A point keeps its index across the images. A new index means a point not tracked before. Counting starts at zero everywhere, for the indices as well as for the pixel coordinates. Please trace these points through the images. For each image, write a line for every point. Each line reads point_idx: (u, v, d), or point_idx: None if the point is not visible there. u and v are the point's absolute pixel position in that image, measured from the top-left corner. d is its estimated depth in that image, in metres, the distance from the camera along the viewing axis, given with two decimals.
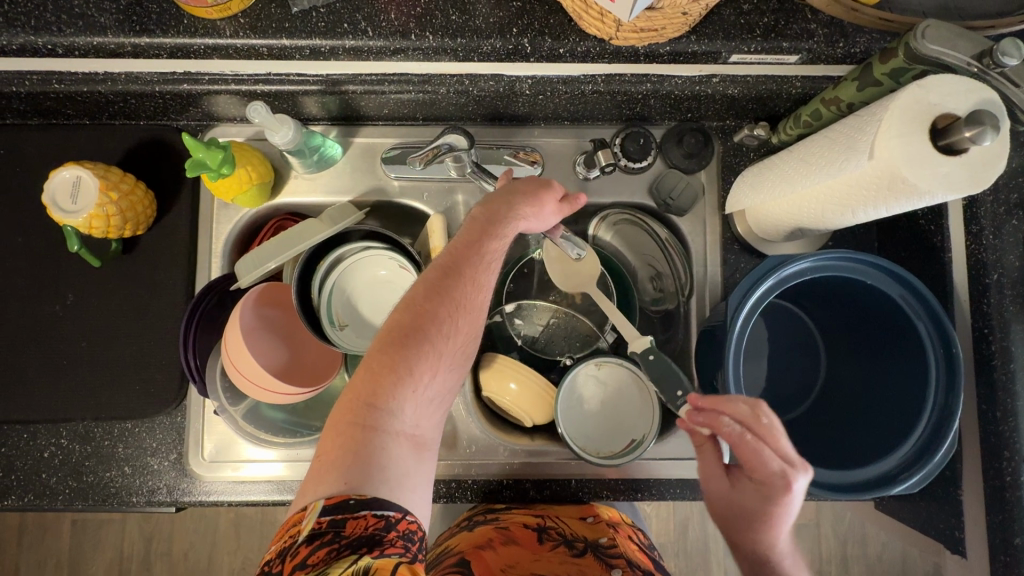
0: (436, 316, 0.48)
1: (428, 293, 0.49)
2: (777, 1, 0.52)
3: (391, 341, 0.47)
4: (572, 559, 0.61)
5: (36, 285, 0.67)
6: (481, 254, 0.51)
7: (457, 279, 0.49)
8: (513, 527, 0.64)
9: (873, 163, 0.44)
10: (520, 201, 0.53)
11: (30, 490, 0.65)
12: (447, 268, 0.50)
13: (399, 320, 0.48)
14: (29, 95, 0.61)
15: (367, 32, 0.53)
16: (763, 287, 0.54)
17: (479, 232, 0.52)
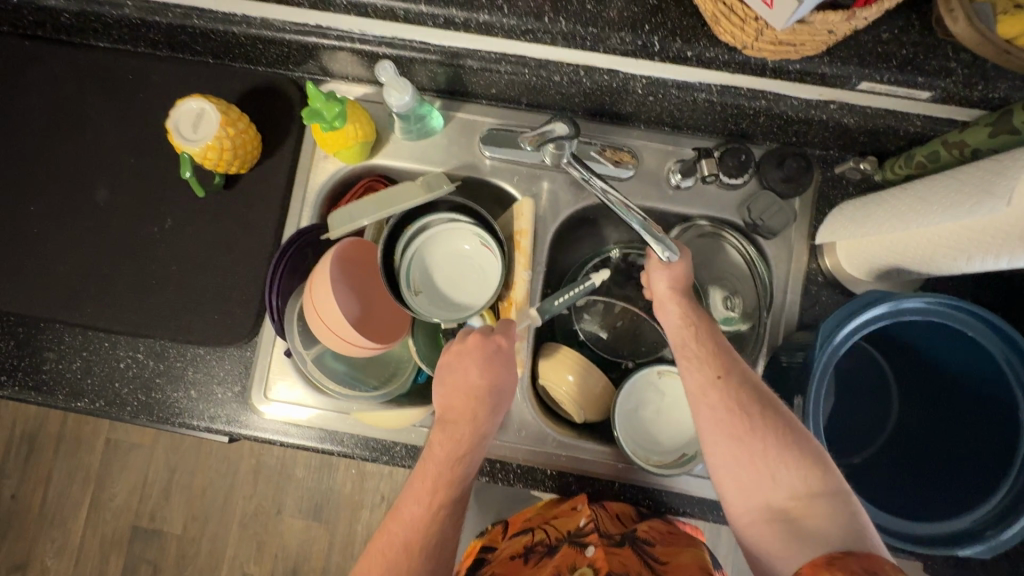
0: (425, 551, 0.54)
1: (416, 503, 0.56)
2: (920, 35, 0.51)
3: (382, 562, 0.54)
4: (549, 559, 0.57)
5: (139, 205, 0.70)
6: (447, 460, 0.57)
7: (443, 487, 0.56)
8: (498, 570, 0.60)
9: (1010, 211, 0.43)
10: (493, 370, 0.59)
11: (102, 396, 0.69)
12: (431, 487, 0.56)
13: (390, 550, 0.54)
14: (168, 26, 0.65)
15: (502, 9, 0.54)
16: (865, 318, 0.52)
17: (454, 419, 0.58)
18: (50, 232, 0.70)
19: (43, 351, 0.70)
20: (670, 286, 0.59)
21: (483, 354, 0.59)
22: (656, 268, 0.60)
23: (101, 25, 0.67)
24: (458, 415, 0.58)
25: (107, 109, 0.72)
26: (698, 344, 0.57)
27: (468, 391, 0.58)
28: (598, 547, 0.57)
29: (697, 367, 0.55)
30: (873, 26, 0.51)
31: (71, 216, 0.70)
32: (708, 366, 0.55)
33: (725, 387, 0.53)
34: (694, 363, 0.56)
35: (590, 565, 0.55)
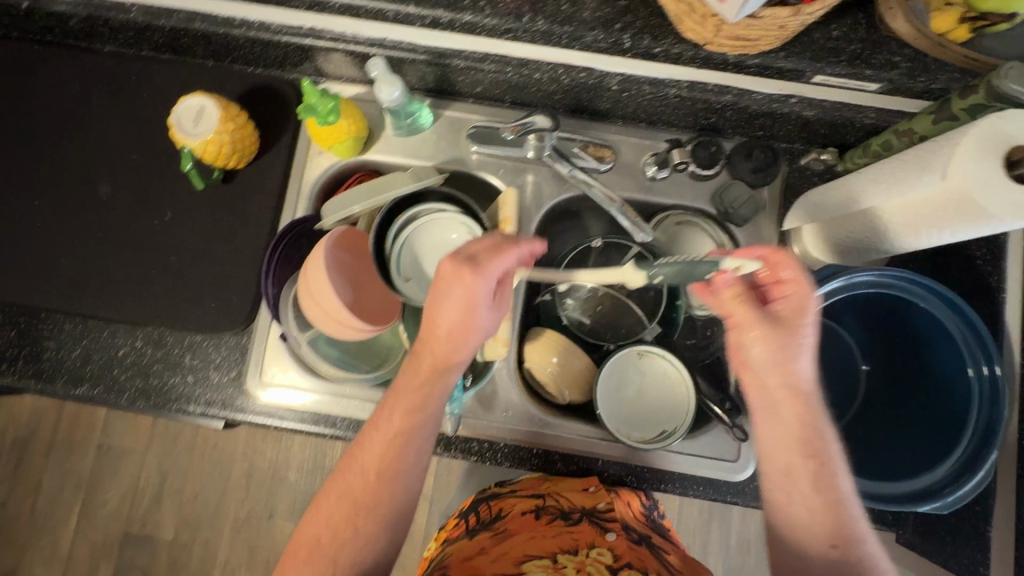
0: (385, 483, 0.53)
1: (380, 440, 0.54)
2: (866, 32, 0.56)
3: (343, 491, 0.54)
4: (566, 528, 0.62)
5: (140, 199, 0.73)
6: (411, 402, 0.54)
7: (407, 428, 0.54)
8: (510, 522, 0.64)
9: (944, 183, 0.47)
10: (477, 323, 0.53)
11: (101, 383, 0.71)
12: (396, 425, 0.54)
13: (353, 479, 0.53)
14: (172, 29, 0.69)
15: (484, 10, 0.58)
16: (830, 287, 0.57)
17: (422, 359, 0.54)
18: (54, 226, 0.73)
19: (43, 340, 0.72)
20: (788, 401, 0.49)
21: (467, 312, 0.51)
22: (773, 327, 0.48)
23: (107, 28, 0.71)
24: (423, 349, 0.54)
25: (112, 109, 0.75)
26: (814, 489, 0.48)
27: (441, 344, 0.53)
28: (619, 536, 0.62)
29: (813, 527, 0.47)
30: (824, 24, 0.56)
31: (75, 211, 0.73)
32: (823, 530, 0.47)
33: (840, 557, 0.47)
34: (810, 520, 0.47)
35: (610, 550, 0.60)
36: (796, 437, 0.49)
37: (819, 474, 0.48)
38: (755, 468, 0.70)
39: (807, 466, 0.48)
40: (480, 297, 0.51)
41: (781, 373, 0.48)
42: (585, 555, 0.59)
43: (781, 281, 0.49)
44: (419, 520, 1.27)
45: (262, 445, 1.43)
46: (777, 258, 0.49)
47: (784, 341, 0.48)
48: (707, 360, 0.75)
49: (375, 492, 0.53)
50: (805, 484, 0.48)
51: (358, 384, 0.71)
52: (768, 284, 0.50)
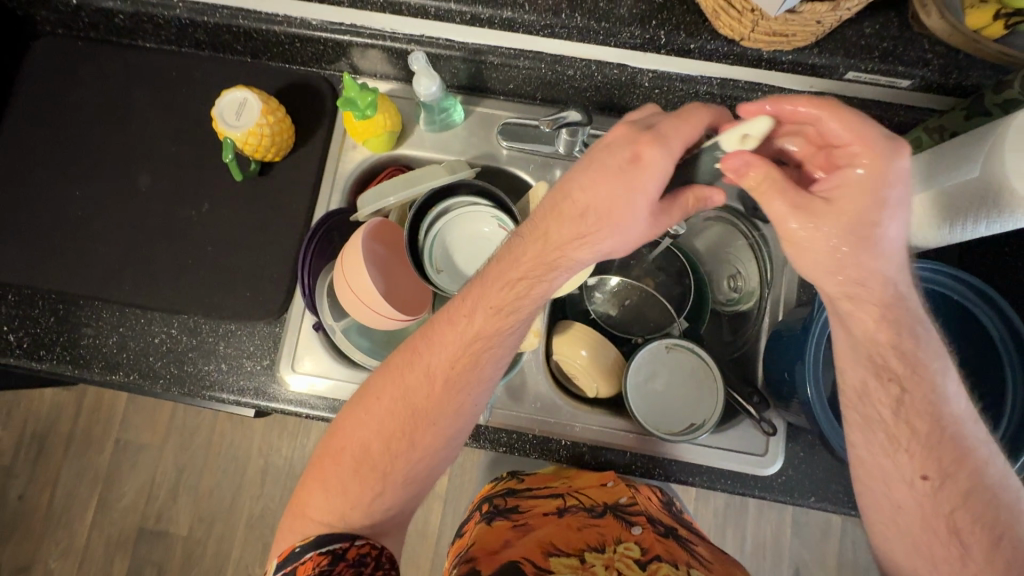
0: (455, 393, 0.54)
1: (454, 344, 0.53)
2: (898, 29, 0.57)
3: (410, 398, 0.54)
4: (590, 523, 0.61)
5: (178, 190, 0.75)
6: (502, 304, 0.51)
7: (488, 335, 0.53)
8: (531, 517, 0.63)
9: (982, 173, 0.49)
10: (620, 217, 0.47)
11: (137, 369, 0.72)
12: (477, 332, 0.52)
13: (421, 383, 0.53)
14: (215, 26, 0.71)
15: (523, 6, 0.60)
16: None
17: (535, 250, 0.50)
18: (93, 216, 0.75)
19: (81, 326, 0.73)
20: (875, 304, 0.46)
21: (629, 202, 0.47)
22: (836, 203, 0.42)
23: (152, 25, 0.73)
24: (535, 242, 0.50)
25: (152, 103, 0.77)
26: (912, 415, 0.48)
27: (560, 244, 0.49)
28: (645, 529, 0.61)
29: (902, 458, 0.48)
30: (857, 22, 0.58)
31: (115, 201, 0.75)
32: (914, 461, 0.48)
33: (933, 490, 0.48)
34: (894, 453, 0.48)
35: (637, 543, 0.59)
36: (889, 355, 0.47)
37: (924, 400, 0.47)
38: (783, 462, 0.70)
39: (893, 394, 0.48)
40: (656, 193, 0.47)
41: (841, 280, 0.44)
42: (613, 551, 0.57)
43: (838, 143, 0.43)
44: (435, 519, 1.27)
45: (278, 442, 1.43)
46: (819, 112, 0.43)
47: (821, 219, 0.42)
48: (734, 355, 0.75)
49: (438, 399, 0.54)
50: (899, 414, 0.48)
51: None
52: (824, 150, 0.44)
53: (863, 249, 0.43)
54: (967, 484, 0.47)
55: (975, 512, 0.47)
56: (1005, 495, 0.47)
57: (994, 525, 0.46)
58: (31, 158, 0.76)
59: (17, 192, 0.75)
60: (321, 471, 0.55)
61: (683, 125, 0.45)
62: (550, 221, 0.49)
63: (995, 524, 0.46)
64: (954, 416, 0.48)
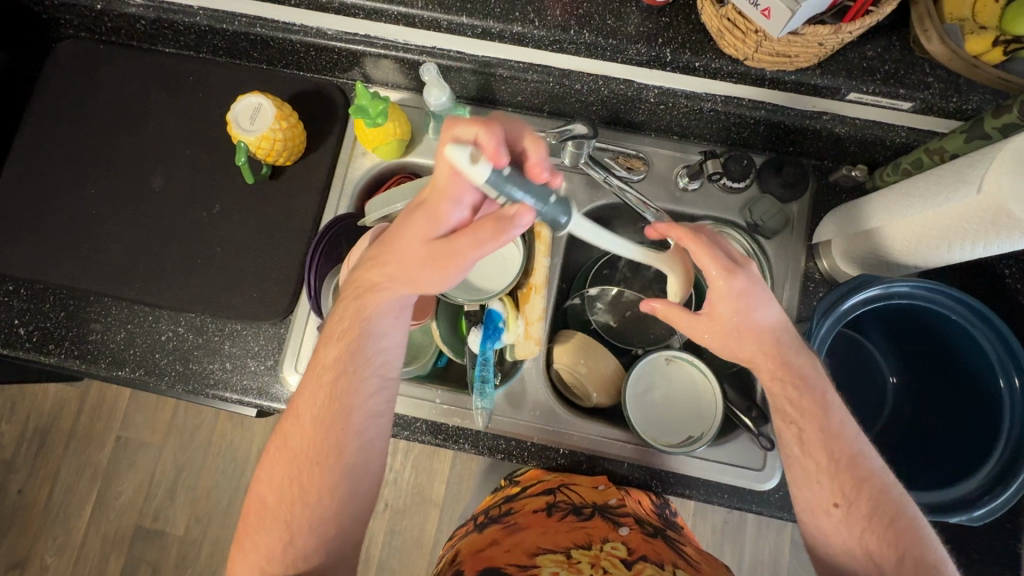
0: (330, 434, 0.52)
1: (317, 383, 0.54)
2: (899, 53, 0.59)
3: (290, 450, 0.54)
4: (578, 523, 0.61)
5: (191, 191, 0.77)
6: (350, 337, 0.54)
7: (340, 365, 0.54)
8: (520, 517, 0.63)
9: (981, 196, 0.49)
10: (407, 261, 0.50)
11: (143, 366, 0.73)
12: (328, 367, 0.54)
13: (300, 435, 0.53)
14: (234, 34, 0.73)
15: (534, 22, 0.61)
16: (866, 293, 0.58)
17: (362, 290, 0.54)
18: (107, 214, 0.76)
19: (90, 322, 0.74)
20: (764, 367, 0.52)
21: (415, 249, 0.49)
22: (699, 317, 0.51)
23: (172, 30, 0.75)
24: (358, 286, 0.54)
25: (169, 106, 0.79)
26: (816, 449, 0.51)
27: (364, 277, 0.53)
28: (632, 530, 0.61)
29: (814, 487, 0.51)
30: (860, 45, 0.59)
31: (129, 200, 0.77)
32: (825, 490, 0.50)
33: (845, 516, 0.50)
34: (812, 479, 0.51)
35: (624, 543, 0.59)
36: (786, 401, 0.52)
37: (823, 433, 0.51)
38: (780, 478, 0.70)
39: (794, 432, 0.52)
40: (424, 236, 0.49)
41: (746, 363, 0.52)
42: (599, 549, 0.57)
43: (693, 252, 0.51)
44: (430, 526, 1.27)
45: None
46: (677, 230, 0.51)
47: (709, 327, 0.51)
48: (734, 369, 0.75)
49: (317, 439, 0.52)
50: (801, 448, 0.52)
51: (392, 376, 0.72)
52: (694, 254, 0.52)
53: (738, 344, 0.51)
54: (869, 507, 0.49)
55: (889, 538, 0.48)
56: (906, 513, 0.49)
57: (901, 550, 0.48)
58: (50, 156, 0.78)
59: (35, 189, 0.77)
60: (244, 534, 0.54)
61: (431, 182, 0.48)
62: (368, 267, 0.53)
63: (903, 547, 0.48)
64: (852, 450, 0.52)
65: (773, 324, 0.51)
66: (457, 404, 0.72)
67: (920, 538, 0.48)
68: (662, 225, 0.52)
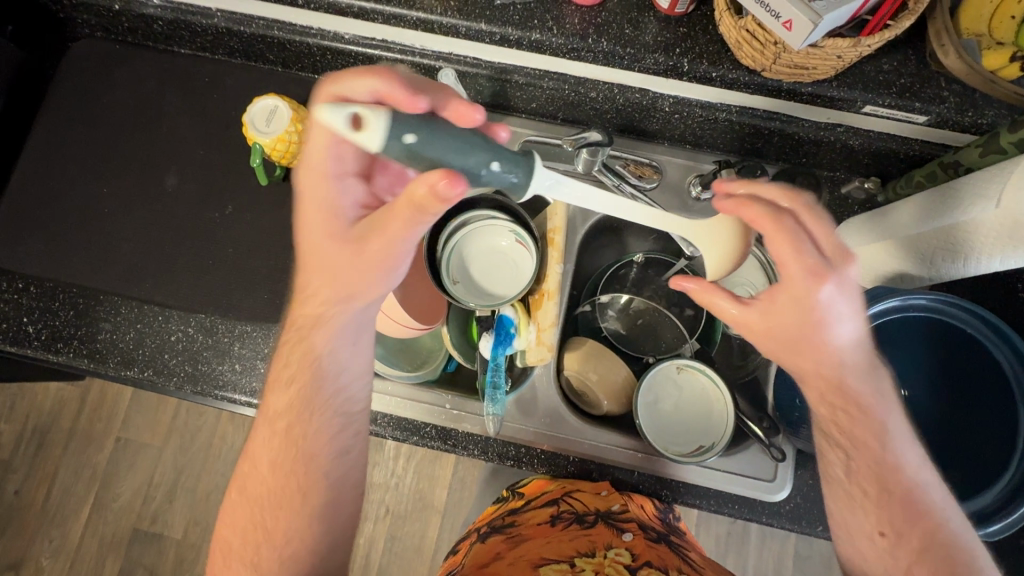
0: (290, 474, 0.52)
1: (274, 426, 0.54)
2: (915, 67, 0.59)
3: (255, 487, 0.53)
4: (582, 531, 0.61)
5: (205, 192, 0.77)
6: (298, 379, 0.53)
7: (295, 408, 0.53)
8: (524, 529, 0.63)
9: (998, 211, 0.50)
10: (333, 266, 0.49)
11: (151, 366, 0.73)
12: (279, 409, 0.54)
13: (262, 477, 0.53)
14: (251, 36, 0.73)
15: (552, 30, 0.62)
16: (885, 304, 0.61)
17: (302, 329, 0.53)
18: (119, 213, 0.76)
19: (99, 322, 0.73)
20: (818, 388, 0.50)
21: (332, 249, 0.49)
22: (750, 310, 0.48)
23: (189, 32, 0.76)
24: (292, 332, 0.53)
25: (184, 107, 0.79)
26: (863, 475, 0.52)
27: (309, 311, 0.52)
28: (636, 535, 0.61)
29: (858, 515, 0.52)
30: (876, 58, 0.59)
31: (141, 200, 0.77)
32: (870, 521, 0.51)
33: (890, 545, 0.51)
34: (857, 507, 0.52)
35: (628, 548, 0.59)
36: (831, 421, 0.52)
37: (872, 462, 0.52)
38: (791, 489, 0.70)
39: (841, 457, 0.53)
40: (333, 232, 0.50)
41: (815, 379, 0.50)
42: (603, 556, 0.58)
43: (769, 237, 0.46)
44: (431, 533, 1.26)
45: None
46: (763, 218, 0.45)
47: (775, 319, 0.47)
48: (745, 379, 0.75)
49: (282, 481, 0.52)
50: (845, 472, 0.53)
51: (403, 381, 0.72)
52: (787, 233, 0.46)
53: (793, 356, 0.48)
54: (920, 542, 0.50)
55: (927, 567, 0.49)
56: (959, 546, 0.49)
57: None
58: (64, 154, 0.78)
59: (49, 187, 0.77)
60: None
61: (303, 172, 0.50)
62: (299, 308, 0.53)
63: None
64: (909, 481, 0.52)
65: (846, 342, 0.48)
66: (469, 411, 0.71)
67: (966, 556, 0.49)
68: (730, 202, 0.46)
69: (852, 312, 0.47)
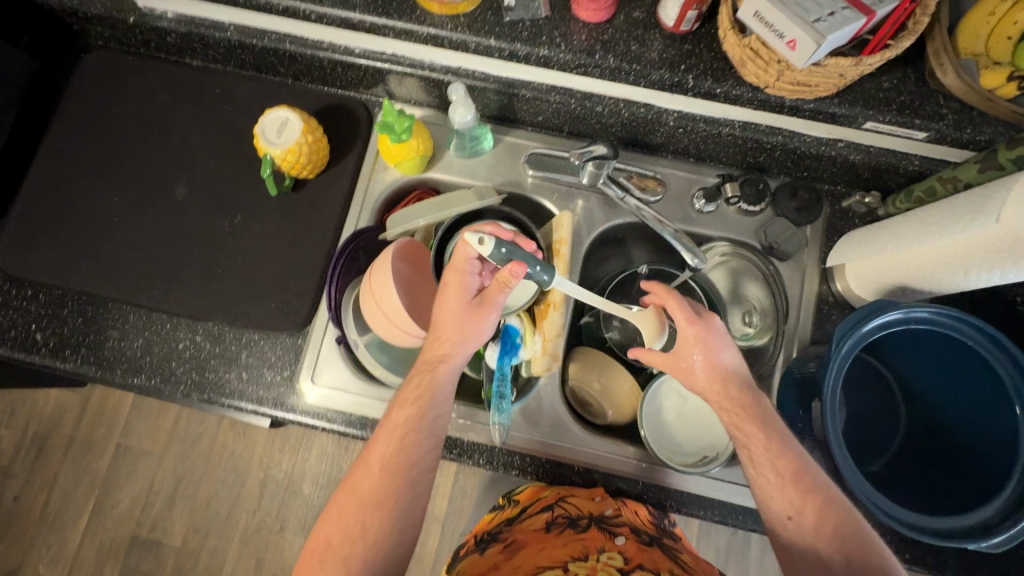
0: (395, 480, 0.54)
1: (387, 437, 0.56)
2: (915, 85, 0.61)
3: (359, 494, 0.54)
4: (575, 536, 0.61)
5: (214, 201, 0.78)
6: (420, 400, 0.57)
7: (411, 421, 0.56)
8: (519, 536, 0.63)
9: (998, 227, 0.50)
10: (458, 324, 0.59)
11: (158, 373, 0.73)
12: (399, 422, 0.56)
13: (366, 478, 0.54)
14: (263, 49, 0.75)
15: (560, 46, 0.63)
16: (890, 315, 0.58)
17: (421, 371, 0.58)
18: (128, 222, 0.77)
19: (107, 328, 0.75)
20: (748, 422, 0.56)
21: (458, 313, 0.59)
22: (698, 374, 0.58)
23: (202, 44, 0.77)
24: (417, 368, 0.59)
25: (195, 117, 0.80)
26: (767, 468, 0.54)
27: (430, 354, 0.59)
28: (629, 539, 0.61)
29: (772, 501, 0.53)
30: (876, 76, 0.61)
31: (151, 208, 0.78)
32: (778, 503, 0.53)
33: (799, 527, 0.52)
34: (771, 493, 0.53)
35: (621, 553, 0.59)
36: (732, 425, 0.57)
37: (770, 451, 0.54)
38: None
39: (747, 452, 0.55)
40: (465, 301, 0.59)
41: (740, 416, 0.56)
42: (597, 560, 0.58)
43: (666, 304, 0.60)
44: (432, 542, 1.26)
45: (279, 455, 1.42)
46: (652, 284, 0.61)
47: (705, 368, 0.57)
48: None
49: (391, 486, 0.54)
50: (753, 467, 0.55)
51: None
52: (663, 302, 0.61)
53: (688, 376, 0.59)
54: (818, 514, 0.51)
55: (835, 543, 0.50)
56: (850, 518, 0.51)
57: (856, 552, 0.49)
58: (75, 163, 0.79)
59: (60, 195, 0.78)
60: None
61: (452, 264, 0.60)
62: (423, 357, 0.59)
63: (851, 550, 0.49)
64: (799, 463, 0.54)
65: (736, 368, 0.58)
66: (473, 420, 0.72)
67: (867, 537, 0.50)
68: (648, 282, 0.61)
69: (726, 337, 0.59)
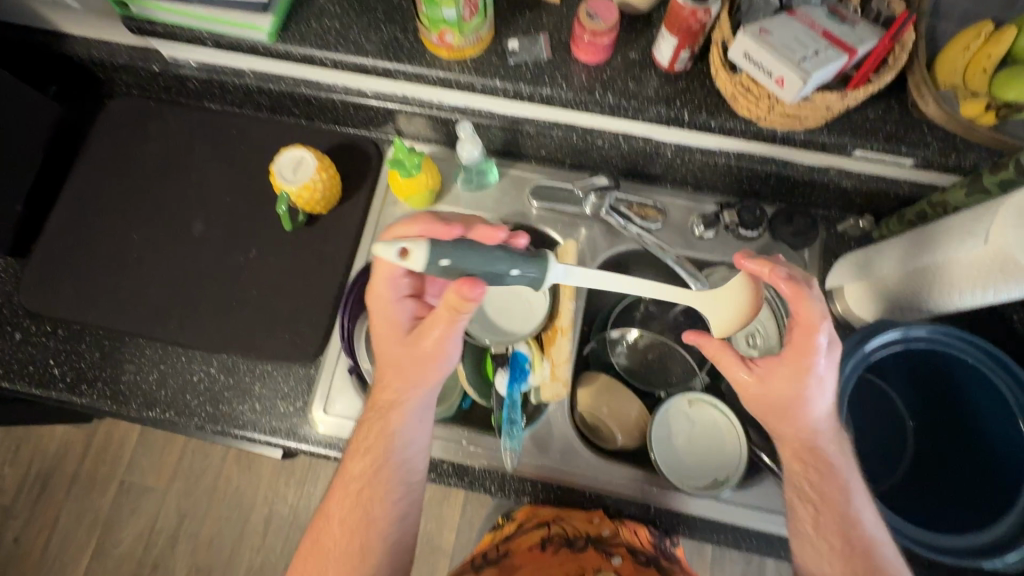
0: (356, 537, 0.55)
1: (348, 493, 0.57)
2: (899, 115, 0.64)
3: (322, 549, 0.56)
4: (572, 554, 0.60)
5: (230, 237, 0.80)
6: (376, 453, 0.57)
7: (368, 476, 0.56)
8: (516, 558, 0.62)
9: (988, 247, 0.52)
10: (404, 363, 0.57)
11: (173, 407, 0.74)
12: (359, 477, 0.57)
13: (330, 536, 0.56)
14: (279, 93, 0.79)
15: (562, 86, 0.67)
16: (890, 334, 0.60)
17: (375, 419, 0.58)
18: (146, 258, 0.80)
19: (123, 363, 0.76)
20: (811, 474, 0.55)
21: (399, 351, 0.57)
22: (785, 421, 0.55)
23: (221, 90, 0.81)
24: (371, 417, 0.58)
25: (212, 157, 0.84)
26: (830, 530, 0.53)
27: (378, 401, 0.58)
28: (624, 559, 0.61)
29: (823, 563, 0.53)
30: (862, 108, 0.64)
31: (168, 244, 0.80)
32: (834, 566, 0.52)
33: None
34: (823, 558, 0.53)
35: (617, 572, 0.58)
36: (801, 477, 0.55)
37: (835, 515, 0.53)
38: None
39: (811, 511, 0.55)
40: (399, 336, 0.57)
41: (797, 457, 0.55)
42: None
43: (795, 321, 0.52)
44: None
45: (285, 489, 1.41)
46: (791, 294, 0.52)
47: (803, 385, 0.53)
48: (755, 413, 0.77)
49: (354, 544, 0.55)
50: (813, 527, 0.54)
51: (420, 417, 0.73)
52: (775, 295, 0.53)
53: (777, 419, 0.55)
54: None
55: None
56: None
57: None
58: (97, 203, 0.82)
59: (81, 234, 0.81)
60: None
61: (375, 295, 0.58)
62: (376, 407, 0.58)
63: None
64: (866, 535, 0.53)
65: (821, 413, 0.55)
66: (484, 447, 0.72)
67: None
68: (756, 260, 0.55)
69: (831, 385, 0.54)
